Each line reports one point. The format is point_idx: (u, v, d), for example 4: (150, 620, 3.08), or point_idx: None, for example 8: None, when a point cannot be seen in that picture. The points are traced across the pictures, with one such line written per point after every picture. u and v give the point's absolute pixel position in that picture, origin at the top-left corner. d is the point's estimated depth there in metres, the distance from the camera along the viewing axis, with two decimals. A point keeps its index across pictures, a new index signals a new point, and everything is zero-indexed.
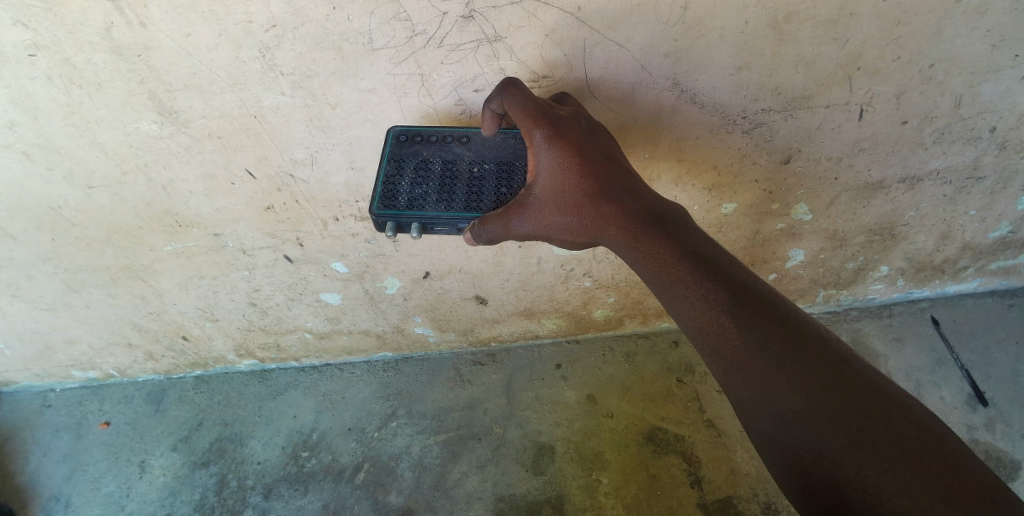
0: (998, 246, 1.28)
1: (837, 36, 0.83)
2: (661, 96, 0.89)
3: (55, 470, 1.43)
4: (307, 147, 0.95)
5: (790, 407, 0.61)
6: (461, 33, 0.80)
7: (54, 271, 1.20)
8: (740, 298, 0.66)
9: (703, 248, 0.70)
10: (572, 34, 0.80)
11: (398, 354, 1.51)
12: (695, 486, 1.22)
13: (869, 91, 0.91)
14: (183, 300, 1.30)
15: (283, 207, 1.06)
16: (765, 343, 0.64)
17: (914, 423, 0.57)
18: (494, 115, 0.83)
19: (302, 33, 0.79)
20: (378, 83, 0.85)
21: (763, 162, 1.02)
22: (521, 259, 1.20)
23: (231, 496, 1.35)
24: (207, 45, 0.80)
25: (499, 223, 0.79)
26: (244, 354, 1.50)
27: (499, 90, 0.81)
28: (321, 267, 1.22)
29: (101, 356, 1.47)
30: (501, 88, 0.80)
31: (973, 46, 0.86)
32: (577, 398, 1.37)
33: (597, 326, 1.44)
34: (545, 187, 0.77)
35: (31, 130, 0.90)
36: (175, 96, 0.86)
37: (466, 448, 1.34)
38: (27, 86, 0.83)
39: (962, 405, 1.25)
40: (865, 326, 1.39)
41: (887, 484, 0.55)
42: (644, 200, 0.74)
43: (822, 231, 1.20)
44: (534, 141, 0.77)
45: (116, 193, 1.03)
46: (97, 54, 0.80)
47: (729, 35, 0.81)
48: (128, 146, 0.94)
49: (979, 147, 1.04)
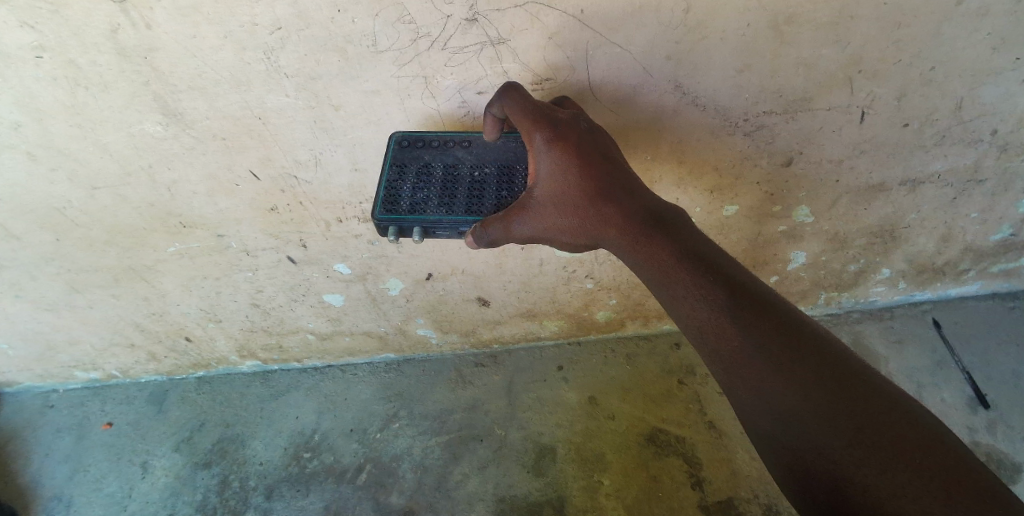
0: (999, 248, 1.29)
1: (838, 38, 0.83)
2: (662, 98, 0.89)
3: (57, 470, 1.43)
4: (310, 149, 0.95)
5: (790, 407, 0.61)
6: (464, 35, 0.80)
7: (57, 271, 1.20)
8: (739, 299, 0.67)
9: (702, 248, 0.71)
10: (575, 36, 0.81)
11: (399, 355, 1.51)
12: (695, 487, 1.22)
13: (870, 93, 0.91)
14: (186, 301, 1.31)
15: (285, 208, 1.07)
16: (764, 344, 0.64)
17: (913, 423, 0.58)
18: (496, 119, 0.83)
19: (306, 35, 0.79)
20: (381, 85, 0.86)
21: (764, 164, 1.02)
22: (523, 260, 1.20)
23: (233, 496, 1.35)
24: (212, 47, 0.80)
25: (500, 225, 0.79)
26: (246, 355, 1.50)
27: (498, 94, 0.81)
28: (323, 268, 1.22)
29: (103, 356, 1.48)
30: (501, 91, 0.81)
31: (973, 48, 0.86)
32: (578, 399, 1.37)
33: (598, 328, 1.44)
34: (545, 189, 0.77)
35: (35, 131, 0.91)
36: (179, 98, 0.87)
37: (467, 449, 1.34)
38: (32, 87, 0.84)
39: (963, 407, 1.25)
40: (865, 328, 1.39)
41: (886, 483, 0.55)
42: (644, 201, 0.75)
43: (823, 233, 1.20)
44: (535, 143, 0.77)
45: (119, 194, 1.03)
46: (102, 56, 0.80)
47: (730, 37, 0.82)
48: (132, 147, 0.95)
49: (979, 149, 1.04)
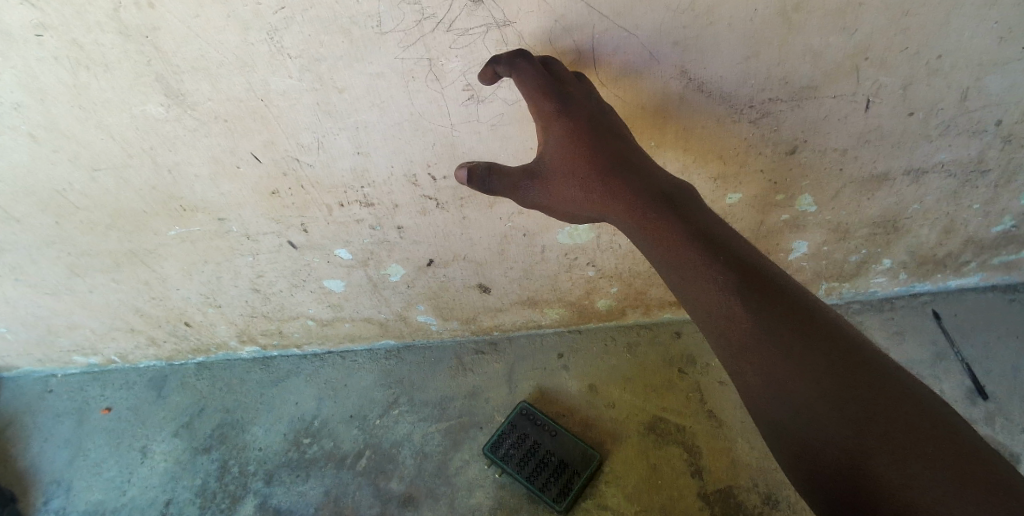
0: (1001, 241, 1.28)
1: (845, 25, 0.83)
2: (669, 84, 0.89)
3: (56, 455, 1.43)
4: (314, 132, 0.95)
5: (800, 392, 0.62)
6: (470, 17, 0.79)
7: (57, 254, 1.20)
8: (749, 283, 0.68)
9: (713, 232, 0.72)
10: (581, 20, 0.80)
11: (400, 342, 1.51)
12: (695, 476, 1.23)
13: (876, 82, 0.91)
14: (186, 286, 1.30)
15: (288, 192, 1.06)
16: (774, 328, 0.65)
17: (925, 415, 0.58)
18: (495, 74, 0.78)
19: (310, 16, 0.78)
20: (386, 68, 0.85)
21: (769, 152, 1.02)
22: (526, 247, 1.21)
23: (233, 481, 1.35)
24: (216, 28, 0.80)
25: (507, 186, 0.76)
26: (246, 340, 1.50)
27: (508, 59, 0.77)
28: (325, 254, 1.22)
29: (103, 341, 1.47)
30: (512, 57, 0.77)
31: (980, 38, 0.86)
32: (579, 388, 1.38)
33: (599, 316, 1.44)
34: (556, 159, 0.76)
35: (36, 112, 0.90)
36: (182, 79, 0.86)
37: (467, 436, 1.34)
38: (35, 67, 0.83)
39: (961, 397, 1.26)
40: (865, 319, 1.40)
41: (895, 473, 0.55)
42: (657, 183, 0.76)
43: (826, 223, 1.20)
44: (545, 114, 0.75)
45: (121, 177, 1.03)
46: (105, 36, 0.80)
47: (737, 24, 0.81)
48: (135, 129, 0.94)
49: (983, 140, 1.04)
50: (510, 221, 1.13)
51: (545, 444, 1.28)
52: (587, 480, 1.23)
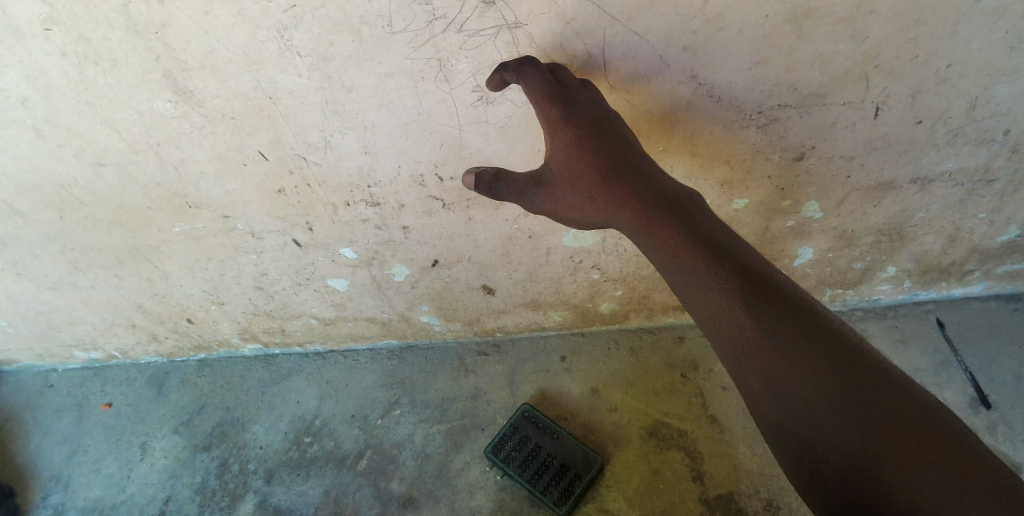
0: (1006, 250, 1.29)
1: (856, 33, 0.83)
2: (678, 89, 0.89)
3: (55, 451, 1.43)
4: (321, 131, 0.95)
5: (804, 398, 0.62)
6: (481, 18, 0.79)
7: (60, 250, 1.19)
8: (751, 286, 0.68)
9: (716, 236, 0.72)
10: (592, 23, 0.80)
11: (402, 342, 1.51)
12: (696, 481, 1.22)
13: (885, 90, 0.91)
14: (189, 283, 1.30)
15: (294, 191, 1.06)
16: (778, 333, 0.65)
17: (927, 417, 0.58)
18: (502, 80, 0.79)
19: (320, 15, 0.78)
20: (395, 68, 0.85)
21: (776, 158, 1.02)
22: (530, 249, 1.20)
23: (232, 480, 1.35)
24: (225, 25, 0.79)
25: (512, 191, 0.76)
26: (248, 338, 1.49)
27: (515, 66, 0.78)
28: (329, 253, 1.22)
29: (104, 337, 1.47)
30: (518, 64, 0.77)
31: (990, 48, 0.86)
32: (581, 391, 1.37)
33: (602, 319, 1.44)
34: (561, 163, 0.75)
35: (43, 107, 0.90)
36: (190, 76, 0.86)
37: (468, 438, 1.34)
38: (41, 61, 0.83)
39: (964, 406, 1.25)
40: (869, 326, 1.40)
41: (899, 477, 0.55)
42: (660, 185, 0.76)
43: (832, 230, 1.20)
44: (550, 118, 0.75)
45: (126, 173, 1.02)
46: (114, 31, 0.80)
47: (747, 29, 0.81)
48: (141, 125, 0.94)
49: (990, 149, 1.04)
50: (515, 223, 1.13)
51: (547, 447, 1.28)
52: (588, 484, 1.23)
